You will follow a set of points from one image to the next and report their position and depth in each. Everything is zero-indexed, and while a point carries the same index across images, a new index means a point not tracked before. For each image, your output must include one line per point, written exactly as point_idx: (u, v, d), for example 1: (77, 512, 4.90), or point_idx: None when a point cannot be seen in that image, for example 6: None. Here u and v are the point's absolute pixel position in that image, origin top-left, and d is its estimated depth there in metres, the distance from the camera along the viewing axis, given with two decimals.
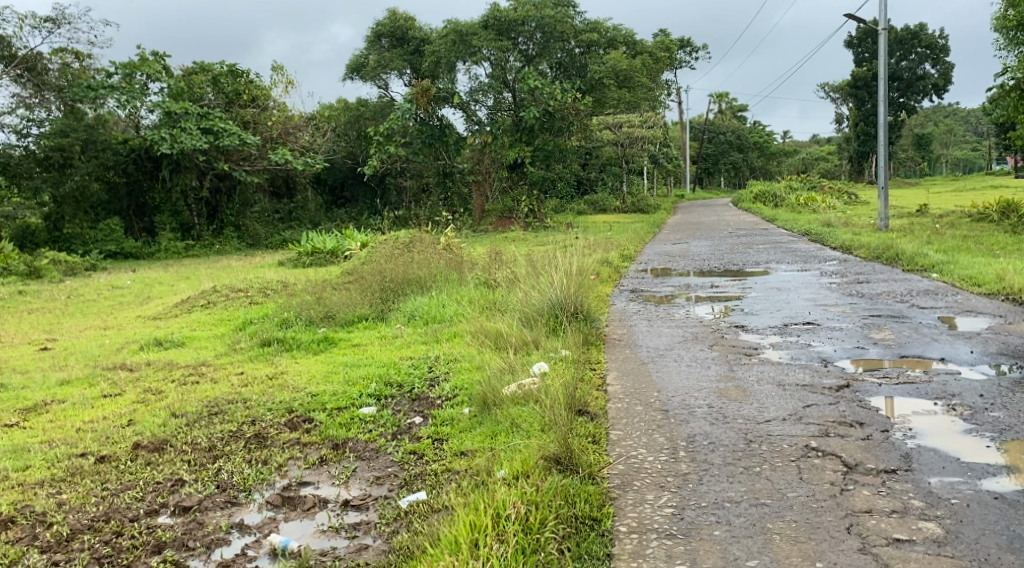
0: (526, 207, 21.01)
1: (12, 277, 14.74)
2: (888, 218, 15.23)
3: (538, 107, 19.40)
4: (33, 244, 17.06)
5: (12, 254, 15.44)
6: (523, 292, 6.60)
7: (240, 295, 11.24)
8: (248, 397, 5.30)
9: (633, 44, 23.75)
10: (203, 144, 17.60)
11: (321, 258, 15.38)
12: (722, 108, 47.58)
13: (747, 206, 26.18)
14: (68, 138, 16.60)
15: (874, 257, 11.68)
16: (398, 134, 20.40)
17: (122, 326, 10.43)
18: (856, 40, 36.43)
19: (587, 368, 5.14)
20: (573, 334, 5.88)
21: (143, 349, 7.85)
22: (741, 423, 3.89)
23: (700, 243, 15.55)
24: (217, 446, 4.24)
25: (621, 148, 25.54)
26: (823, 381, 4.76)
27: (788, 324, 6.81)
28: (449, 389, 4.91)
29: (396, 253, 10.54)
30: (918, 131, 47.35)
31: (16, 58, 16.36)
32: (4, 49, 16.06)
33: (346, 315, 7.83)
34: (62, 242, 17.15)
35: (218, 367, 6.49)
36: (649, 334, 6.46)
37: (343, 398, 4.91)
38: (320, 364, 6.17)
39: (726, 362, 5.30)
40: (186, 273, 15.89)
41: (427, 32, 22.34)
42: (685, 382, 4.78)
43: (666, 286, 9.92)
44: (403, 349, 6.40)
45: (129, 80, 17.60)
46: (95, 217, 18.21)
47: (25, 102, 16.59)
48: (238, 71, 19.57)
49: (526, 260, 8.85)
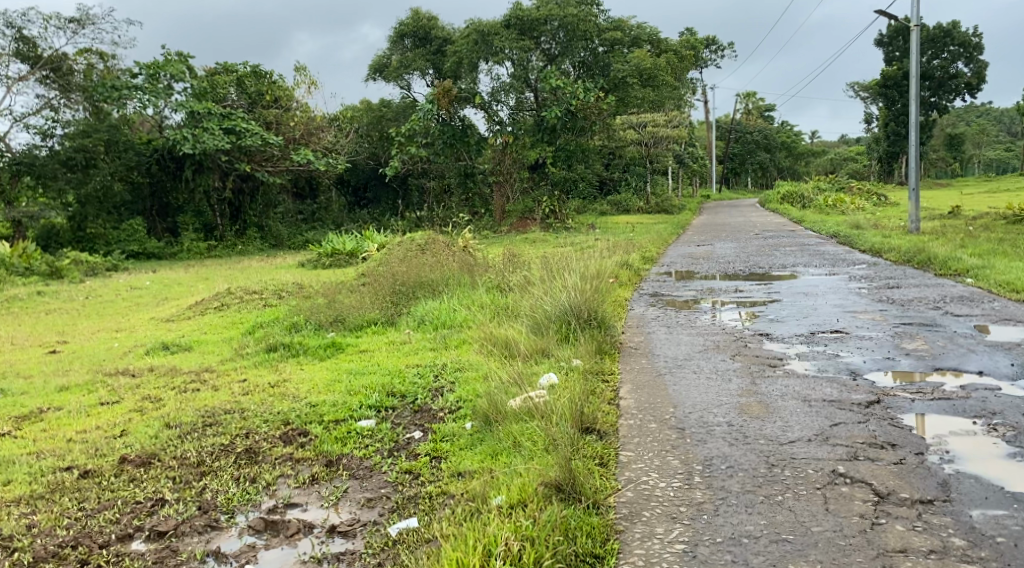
0: (547, 208, 20.75)
1: (33, 277, 14.71)
2: (919, 220, 14.80)
3: (560, 107, 19.16)
4: (57, 244, 17.13)
5: (35, 254, 15.42)
6: (536, 298, 6.34)
7: (253, 297, 11.05)
8: (245, 406, 5.07)
9: (657, 43, 23.41)
10: (225, 144, 17.52)
11: (340, 259, 15.23)
12: (748, 108, 46.98)
13: (773, 207, 25.74)
14: (92, 140, 16.53)
15: (904, 260, 11.30)
16: (420, 135, 20.22)
17: (134, 328, 10.29)
18: (887, 39, 35.80)
19: (599, 380, 4.87)
20: (586, 342, 5.61)
21: (150, 353, 7.66)
22: (762, 444, 3.60)
23: (725, 244, 15.21)
24: (205, 461, 4.02)
25: (645, 148, 25.16)
26: (852, 397, 4.45)
27: (814, 332, 6.49)
28: (453, 401, 4.66)
29: (411, 256, 10.29)
30: (949, 131, 46.45)
31: (43, 59, 16.38)
32: (30, 51, 16.12)
33: (356, 319, 7.60)
34: (86, 242, 17.26)
35: (221, 373, 6.29)
36: (668, 342, 6.16)
37: (342, 409, 4.68)
38: (323, 371, 5.94)
39: (748, 375, 5.01)
40: (205, 274, 15.77)
41: (450, 32, 22.14)
42: (703, 396, 4.50)
43: (686, 291, 9.61)
44: (410, 355, 6.16)
45: (152, 80, 17.46)
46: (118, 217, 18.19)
47: (51, 104, 16.59)
48: (261, 72, 19.49)
49: (541, 263, 8.58)
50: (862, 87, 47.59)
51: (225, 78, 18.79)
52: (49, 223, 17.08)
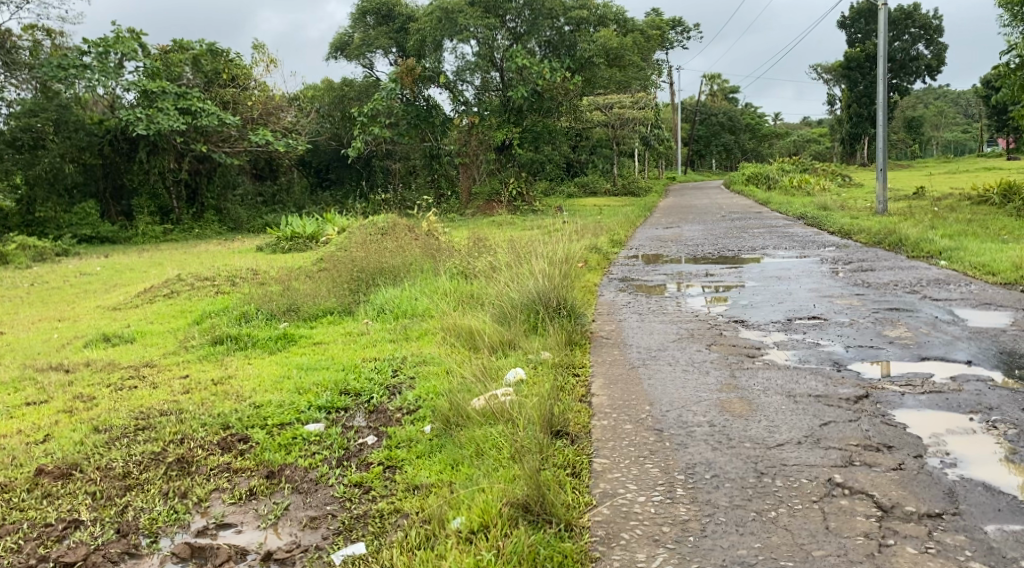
0: (514, 190, 20.34)
1: None
2: (887, 201, 14.65)
3: (526, 87, 18.77)
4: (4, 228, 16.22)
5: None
6: (502, 285, 5.98)
7: (205, 284, 10.53)
8: (184, 407, 4.64)
9: (623, 22, 23.00)
10: (181, 125, 16.83)
11: (300, 243, 14.72)
12: (714, 89, 46.90)
13: (739, 188, 25.63)
14: (39, 119, 15.91)
15: (874, 242, 11.11)
16: (383, 115, 19.64)
17: (78, 317, 9.75)
18: (850, 20, 35.76)
19: (570, 375, 4.52)
20: (555, 333, 5.26)
21: (89, 346, 7.16)
22: (748, 449, 3.27)
23: (692, 227, 14.93)
24: (132, 472, 3.61)
25: (611, 129, 24.84)
26: (838, 390, 4.13)
27: (792, 319, 6.20)
28: (412, 401, 4.29)
29: (371, 240, 9.82)
30: (910, 113, 46.82)
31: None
32: None
33: (311, 309, 7.18)
34: (35, 227, 16.43)
35: (162, 368, 5.84)
36: (641, 331, 5.82)
37: (289, 411, 4.28)
38: (273, 366, 5.52)
39: (727, 367, 4.69)
40: (160, 259, 15.15)
41: (413, 9, 21.56)
42: (680, 391, 4.16)
43: (657, 275, 9.29)
44: (367, 348, 5.76)
45: (102, 60, 16.63)
46: (69, 200, 17.46)
47: None
48: (217, 50, 18.64)
49: (507, 247, 8.20)
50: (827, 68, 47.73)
51: (181, 56, 18.00)
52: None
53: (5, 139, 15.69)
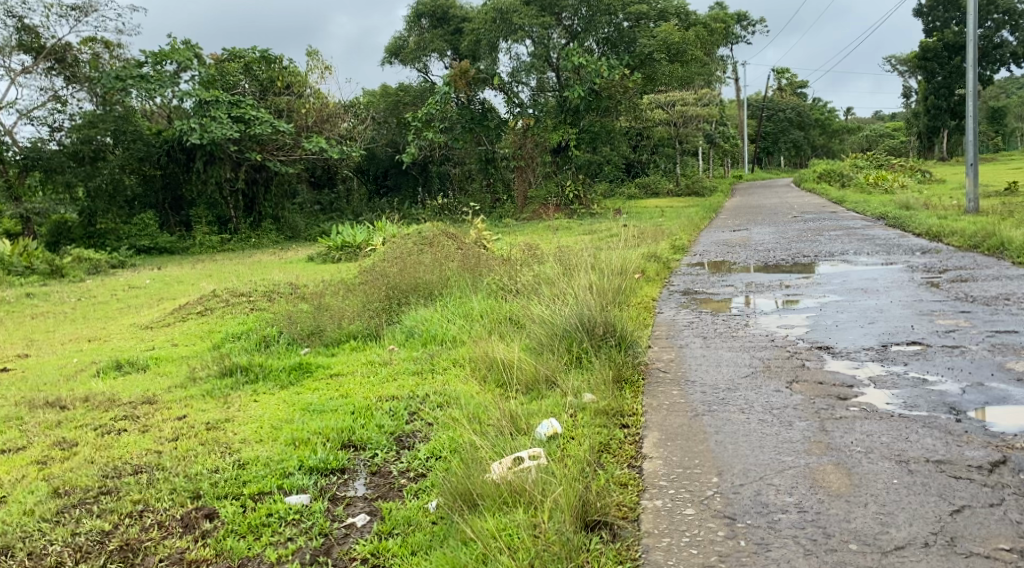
0: (572, 193, 19.64)
1: (32, 277, 13.82)
2: (979, 199, 13.34)
3: (583, 86, 18.04)
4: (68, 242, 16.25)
5: (35, 252, 14.50)
6: (542, 308, 5.17)
7: (241, 301, 9.96)
8: (162, 462, 3.93)
9: (685, 16, 21.13)
10: (234, 134, 16.37)
11: (350, 252, 14.18)
12: (782, 84, 45.05)
13: (811, 186, 24.28)
14: (98, 130, 15.55)
15: (969, 245, 9.99)
16: (437, 120, 18.95)
17: (109, 337, 9.29)
18: (926, 9, 33.80)
19: (617, 427, 3.71)
20: (601, 368, 4.44)
21: (99, 375, 6.59)
22: (854, 555, 2.54)
23: (762, 230, 13.87)
24: (66, 563, 3.00)
25: (674, 128, 23.75)
26: (966, 453, 3.18)
27: (888, 344, 5.23)
28: (423, 463, 3.54)
29: (411, 253, 9.09)
30: (993, 104, 44.23)
31: (45, 49, 15.41)
32: (33, 41, 15.15)
33: (334, 333, 6.46)
34: (96, 239, 16.32)
35: (161, 406, 5.17)
36: (706, 362, 4.94)
37: (273, 473, 3.54)
38: (278, 406, 4.80)
39: (815, 416, 3.75)
40: (212, 270, 14.77)
41: (468, 10, 20.83)
42: (757, 454, 3.28)
43: (723, 287, 8.33)
44: (387, 383, 5.00)
45: (158, 70, 16.27)
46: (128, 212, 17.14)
47: (56, 96, 15.71)
48: (271, 57, 18.13)
49: (555, 260, 7.38)
50: (900, 61, 45.51)
51: (235, 65, 17.64)
52: (60, 218, 16.09)
53: (67, 152, 15.47)
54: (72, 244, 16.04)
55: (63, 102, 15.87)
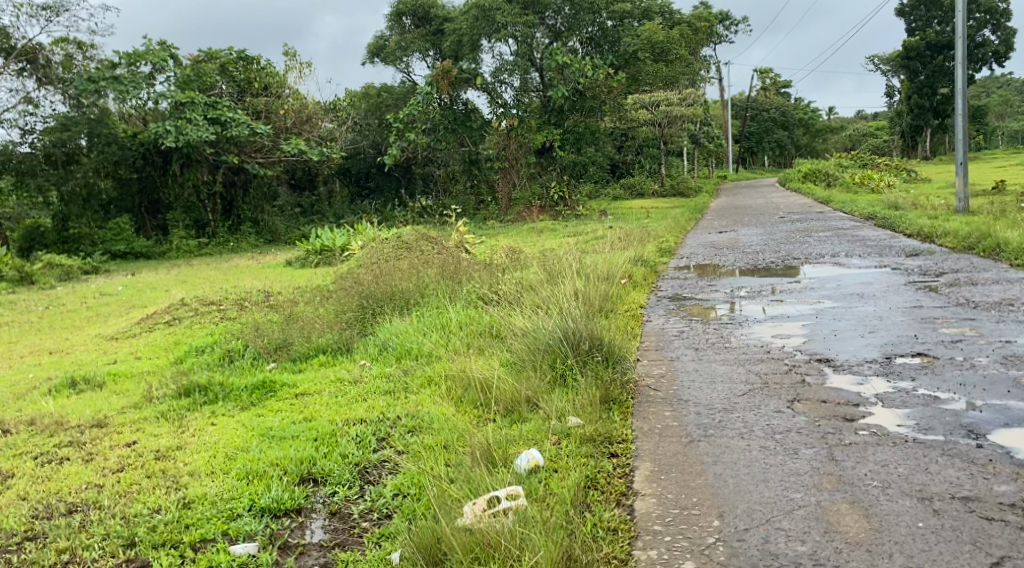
0: (556, 194, 19.31)
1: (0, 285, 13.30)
2: (969, 198, 13.09)
3: (567, 86, 17.72)
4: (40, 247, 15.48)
5: (3, 258, 13.97)
6: (524, 319, 4.80)
7: (211, 311, 9.53)
8: (99, 500, 3.53)
9: (669, 15, 20.81)
10: (210, 136, 15.88)
11: (328, 257, 13.74)
12: (765, 84, 44.85)
13: (796, 186, 24.07)
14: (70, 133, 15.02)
15: (963, 246, 9.74)
16: (419, 121, 18.55)
17: (72, 349, 8.83)
18: (908, 8, 33.63)
19: (604, 457, 3.37)
20: (587, 387, 4.08)
21: (52, 393, 6.15)
22: None
23: (750, 231, 13.52)
24: None
25: (658, 128, 23.47)
26: (994, 487, 2.89)
27: (891, 356, 4.90)
28: (388, 503, 3.18)
29: (388, 259, 8.70)
30: (975, 103, 44.25)
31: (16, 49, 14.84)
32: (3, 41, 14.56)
33: (302, 347, 6.05)
34: (69, 244, 15.71)
35: (109, 430, 4.76)
36: (698, 377, 4.60)
37: (220, 515, 3.18)
38: (236, 430, 4.41)
39: (822, 442, 3.40)
40: (187, 275, 14.32)
41: (450, 10, 20.41)
42: (761, 490, 2.96)
43: (713, 292, 7.99)
44: (355, 404, 4.61)
45: (132, 70, 15.77)
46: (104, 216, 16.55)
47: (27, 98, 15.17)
48: (249, 57, 17.74)
49: (538, 264, 7.02)
50: (882, 60, 45.48)
51: (212, 66, 17.17)
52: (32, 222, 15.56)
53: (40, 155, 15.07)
54: (44, 250, 15.33)
55: (35, 104, 15.35)
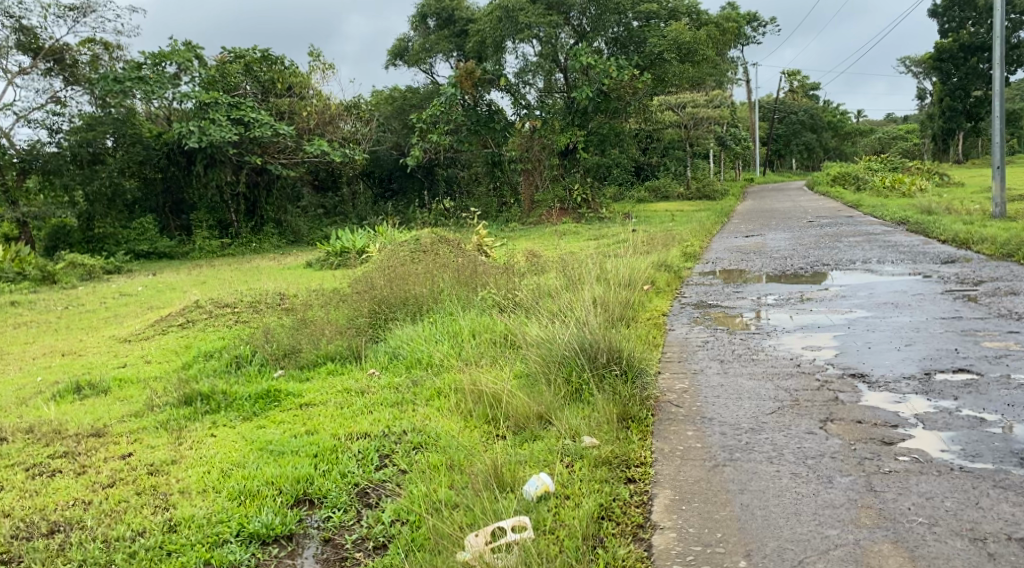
0: (579, 197, 19.05)
1: (22, 284, 13.23)
2: (1006, 203, 12.66)
3: (592, 87, 17.26)
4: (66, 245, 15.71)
5: (28, 258, 13.96)
6: (539, 329, 4.54)
7: (226, 313, 9.35)
8: (83, 519, 3.34)
9: (697, 15, 20.43)
10: (233, 136, 15.78)
11: (347, 259, 13.58)
12: (793, 86, 44.17)
13: (824, 190, 23.61)
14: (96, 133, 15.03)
15: (1002, 252, 9.37)
16: (443, 123, 18.32)
17: (85, 351, 8.68)
18: (941, 9, 32.89)
19: (620, 482, 3.13)
20: (604, 404, 3.83)
21: (56, 398, 5.98)
22: None
23: (778, 235, 13.15)
24: None
25: (684, 130, 23.09)
26: None
27: (930, 371, 4.58)
28: (385, 530, 3.00)
29: (405, 262, 8.49)
30: (1009, 107, 43.31)
31: (44, 50, 14.90)
32: (31, 41, 14.61)
33: (310, 355, 5.83)
34: (94, 244, 15.78)
35: (106, 440, 4.58)
36: (724, 392, 4.32)
37: (203, 541, 3.05)
38: (234, 443, 4.20)
39: (858, 470, 3.09)
40: (207, 275, 14.23)
41: (474, 11, 20.18)
42: (795, 527, 2.75)
43: (739, 299, 7.66)
44: (361, 416, 4.38)
45: (157, 71, 15.67)
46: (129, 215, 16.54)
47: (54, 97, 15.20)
48: (273, 57, 17.62)
49: (556, 270, 6.75)
50: (913, 62, 44.61)
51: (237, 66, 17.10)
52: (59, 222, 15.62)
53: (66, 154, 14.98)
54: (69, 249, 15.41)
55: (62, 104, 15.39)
